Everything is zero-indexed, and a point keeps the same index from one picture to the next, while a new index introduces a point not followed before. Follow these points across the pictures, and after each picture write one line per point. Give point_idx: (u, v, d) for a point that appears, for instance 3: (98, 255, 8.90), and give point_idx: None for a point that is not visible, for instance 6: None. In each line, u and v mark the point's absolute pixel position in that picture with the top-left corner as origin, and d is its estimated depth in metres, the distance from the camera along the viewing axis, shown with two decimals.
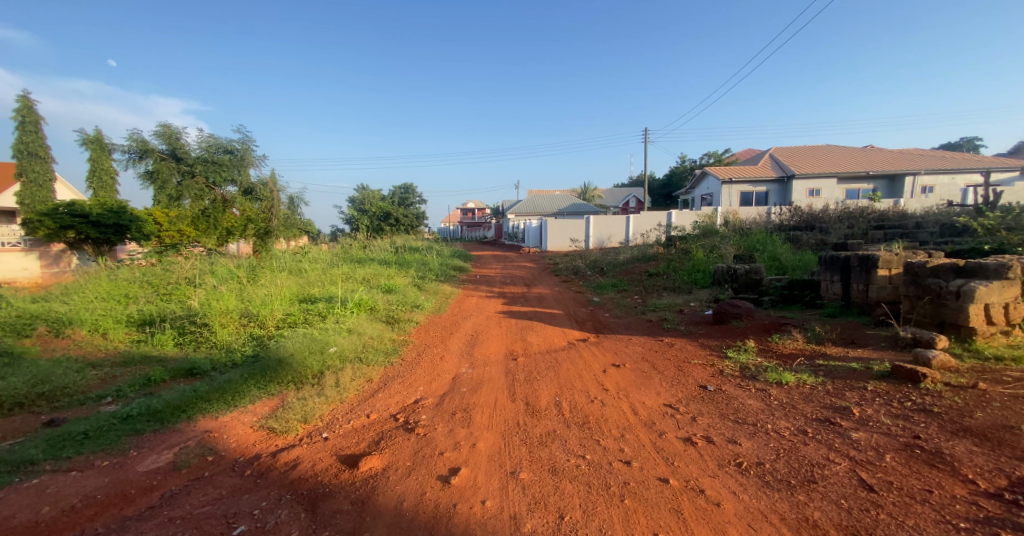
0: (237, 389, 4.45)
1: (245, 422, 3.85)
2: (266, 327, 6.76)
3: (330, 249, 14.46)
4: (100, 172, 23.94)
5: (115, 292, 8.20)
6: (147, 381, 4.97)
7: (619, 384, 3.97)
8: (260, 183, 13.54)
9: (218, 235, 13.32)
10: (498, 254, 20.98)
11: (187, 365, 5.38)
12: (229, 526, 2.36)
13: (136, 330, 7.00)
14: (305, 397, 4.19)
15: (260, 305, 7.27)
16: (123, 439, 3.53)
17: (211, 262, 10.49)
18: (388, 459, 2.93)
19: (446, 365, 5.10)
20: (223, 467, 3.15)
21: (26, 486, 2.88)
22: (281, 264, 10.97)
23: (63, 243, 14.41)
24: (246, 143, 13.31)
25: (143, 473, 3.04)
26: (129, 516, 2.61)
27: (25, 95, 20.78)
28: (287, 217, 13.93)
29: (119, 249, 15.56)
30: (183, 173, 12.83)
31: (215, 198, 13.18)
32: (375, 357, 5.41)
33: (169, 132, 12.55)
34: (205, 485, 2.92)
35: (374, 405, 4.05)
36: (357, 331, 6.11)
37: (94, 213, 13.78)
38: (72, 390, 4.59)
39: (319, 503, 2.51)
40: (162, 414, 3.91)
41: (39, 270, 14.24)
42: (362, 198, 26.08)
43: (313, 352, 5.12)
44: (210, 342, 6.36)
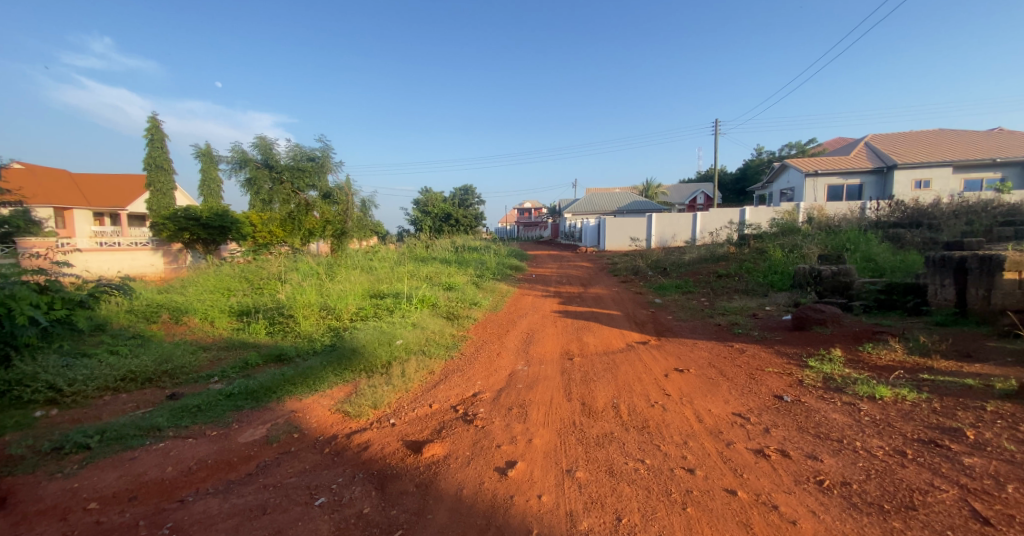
0: (317, 374, 4.91)
1: (324, 405, 4.24)
2: (342, 319, 7.36)
3: (396, 248, 15.38)
4: (209, 180, 27.45)
5: (219, 286, 9.40)
6: (246, 364, 5.65)
7: (683, 389, 3.81)
8: (337, 188, 14.80)
9: (302, 236, 14.70)
10: (556, 254, 20.93)
11: (276, 351, 6.04)
12: (312, 498, 2.62)
13: (236, 318, 7.97)
14: (375, 385, 4.51)
15: (336, 299, 7.94)
16: (227, 413, 4.05)
17: (296, 260, 11.60)
18: (448, 448, 3.07)
19: (503, 362, 5.21)
20: (306, 444, 3.50)
21: (155, 447, 3.42)
22: (354, 262, 11.86)
23: (180, 243, 16.71)
24: (326, 150, 14.60)
25: (243, 444, 3.48)
26: (231, 480, 2.99)
27: (155, 117, 24.49)
28: (359, 219, 15.32)
29: (222, 248, 17.75)
30: (274, 179, 14.23)
31: (300, 202, 14.45)
32: (437, 351, 5.68)
33: (264, 143, 14.06)
34: (292, 458, 3.28)
35: (436, 396, 4.25)
36: (421, 325, 6.46)
37: (204, 217, 15.85)
38: (187, 369, 5.34)
39: (388, 483, 2.71)
40: (257, 394, 4.43)
41: (162, 266, 16.63)
42: (425, 199, 27.27)
43: (382, 344, 5.52)
44: (296, 331, 7.07)
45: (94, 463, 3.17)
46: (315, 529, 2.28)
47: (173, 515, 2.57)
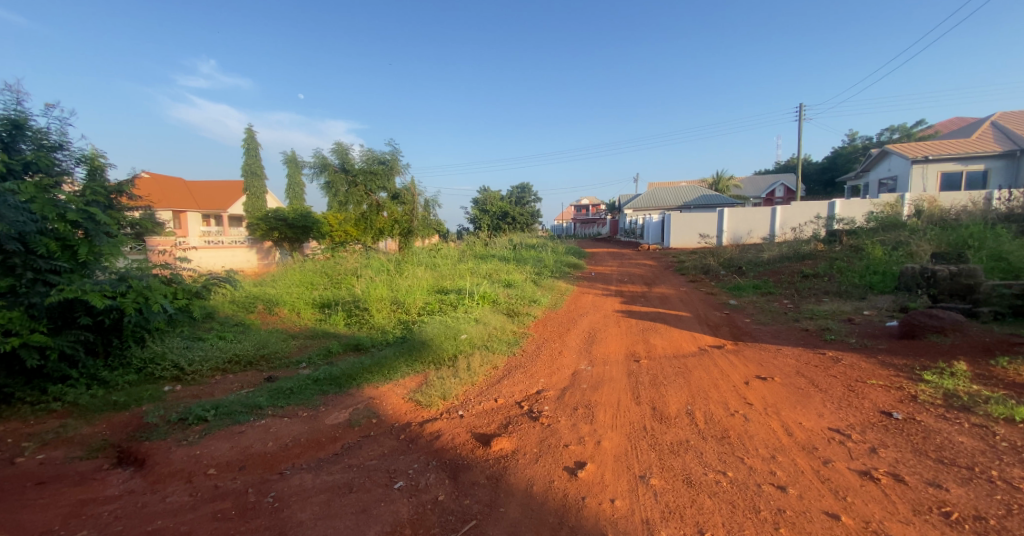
0: (392, 364, 5.21)
1: (398, 393, 4.49)
2: (411, 313, 7.76)
3: (458, 245, 15.91)
4: (294, 184, 30.22)
5: (303, 280, 10.32)
6: (329, 351, 6.16)
7: (767, 399, 3.52)
8: (405, 189, 15.63)
9: (374, 235, 15.71)
10: (618, 252, 20.34)
11: (354, 341, 6.52)
12: (392, 481, 2.79)
13: (319, 310, 8.72)
14: (444, 376, 4.69)
15: (405, 294, 8.39)
16: (315, 397, 4.44)
17: (368, 256, 12.42)
18: (516, 443, 3.11)
19: (566, 360, 5.16)
20: (383, 429, 3.74)
21: (258, 423, 3.85)
22: (420, 259, 12.43)
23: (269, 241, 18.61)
24: (395, 154, 15.43)
25: (330, 425, 3.79)
26: (320, 459, 3.28)
27: (250, 129, 27.41)
28: (425, 218, 16.32)
29: (304, 246, 19.48)
30: (350, 183, 15.21)
31: (371, 203, 15.45)
32: (500, 346, 5.78)
33: (342, 148, 15.12)
34: (372, 442, 3.51)
35: (502, 391, 4.32)
36: (484, 321, 6.61)
37: (290, 217, 17.72)
38: (280, 355, 5.94)
39: (460, 473, 2.81)
40: (339, 380, 4.81)
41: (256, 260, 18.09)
42: (483, 198, 27.74)
43: (449, 338, 5.75)
44: (370, 323, 7.58)
45: (210, 434, 3.64)
46: (395, 511, 2.42)
47: (275, 486, 2.86)
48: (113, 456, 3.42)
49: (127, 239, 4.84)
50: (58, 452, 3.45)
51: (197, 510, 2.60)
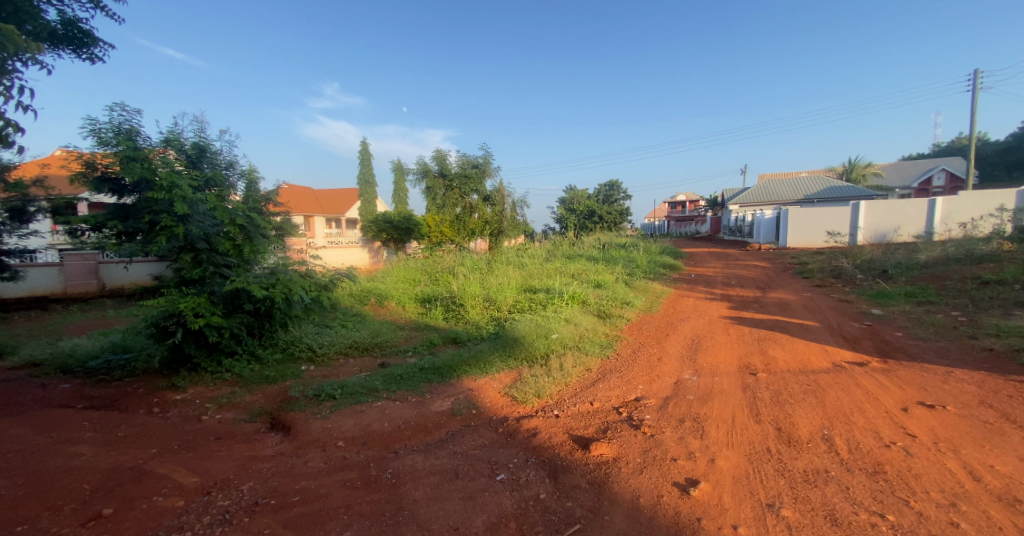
0: (488, 358, 5.39)
1: (495, 388, 4.62)
2: (502, 310, 7.98)
3: (545, 244, 16.01)
4: (398, 189, 33.03)
5: (407, 276, 11.25)
6: (431, 343, 6.59)
7: (933, 432, 2.89)
8: (495, 192, 16.33)
9: (467, 235, 16.50)
10: (721, 252, 18.61)
11: (452, 335, 6.90)
12: (494, 473, 2.87)
13: (420, 304, 9.42)
14: (537, 375, 4.71)
15: (497, 292, 8.67)
16: (421, 384, 4.77)
17: (463, 255, 13.09)
18: (618, 450, 2.99)
19: (667, 368, 4.85)
20: (483, 421, 3.88)
21: (375, 404, 4.25)
22: (509, 258, 12.72)
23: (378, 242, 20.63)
24: (487, 157, 16.06)
25: (435, 412, 4.04)
26: (428, 443, 3.52)
27: (365, 142, 30.74)
28: (513, 218, 16.86)
29: (407, 245, 21.19)
30: (448, 187, 16.20)
31: (465, 205, 16.32)
32: (592, 348, 5.63)
33: (441, 155, 16.13)
34: (473, 432, 3.66)
35: (597, 394, 4.21)
36: (574, 321, 6.53)
37: (395, 220, 19.42)
38: (390, 343, 6.52)
39: (560, 474, 2.78)
40: (442, 370, 5.11)
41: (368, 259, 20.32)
42: (571, 197, 27.46)
43: (540, 337, 5.80)
44: (465, 318, 7.95)
45: (338, 410, 4.12)
46: (499, 503, 2.49)
47: (392, 463, 3.14)
48: (267, 421, 4.07)
49: (276, 240, 5.62)
50: (229, 413, 4.21)
51: (331, 476, 2.96)
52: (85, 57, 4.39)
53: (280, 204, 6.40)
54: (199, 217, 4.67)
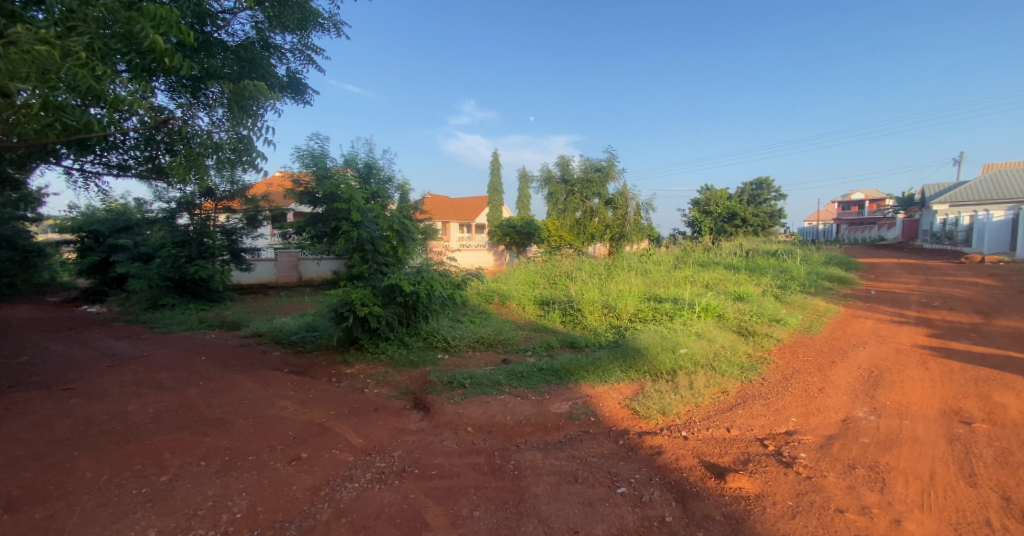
0: (607, 367, 5.28)
1: (615, 398, 4.51)
2: (623, 318, 7.75)
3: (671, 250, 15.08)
4: (521, 195, 34.40)
5: (527, 279, 11.68)
6: (549, 345, 6.69)
7: None
8: (618, 195, 15.92)
9: (586, 239, 16.58)
10: (909, 264, 15.05)
11: (570, 339, 6.92)
12: (614, 484, 2.80)
13: (538, 306, 9.69)
14: (662, 390, 4.47)
15: (616, 299, 8.46)
16: (541, 384, 4.90)
17: (582, 260, 13.10)
18: (762, 487, 2.66)
19: (831, 402, 4.14)
20: (603, 430, 3.82)
21: (499, 398, 4.50)
22: (631, 264, 12.29)
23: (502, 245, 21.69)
24: (610, 159, 15.74)
25: (556, 414, 4.10)
26: (548, 442, 3.60)
27: (494, 154, 32.98)
28: (637, 223, 16.27)
29: (528, 249, 21.91)
30: (569, 192, 16.38)
31: (585, 210, 16.33)
32: (730, 369, 5.10)
33: (564, 160, 16.33)
34: (593, 439, 3.64)
35: (735, 421, 3.81)
36: (707, 337, 6.02)
37: (518, 224, 20.27)
38: (511, 341, 6.83)
39: (690, 500, 2.59)
40: (561, 373, 5.16)
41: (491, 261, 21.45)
42: (704, 197, 24.64)
43: (666, 350, 5.48)
44: (583, 323, 7.91)
45: (468, 398, 4.47)
46: (621, 516, 2.42)
47: (515, 456, 3.29)
48: (411, 400, 4.62)
49: (421, 242, 6.32)
50: (383, 389, 4.90)
51: (463, 458, 3.22)
52: (301, 101, 5.55)
53: (425, 211, 7.23)
54: (368, 223, 5.61)
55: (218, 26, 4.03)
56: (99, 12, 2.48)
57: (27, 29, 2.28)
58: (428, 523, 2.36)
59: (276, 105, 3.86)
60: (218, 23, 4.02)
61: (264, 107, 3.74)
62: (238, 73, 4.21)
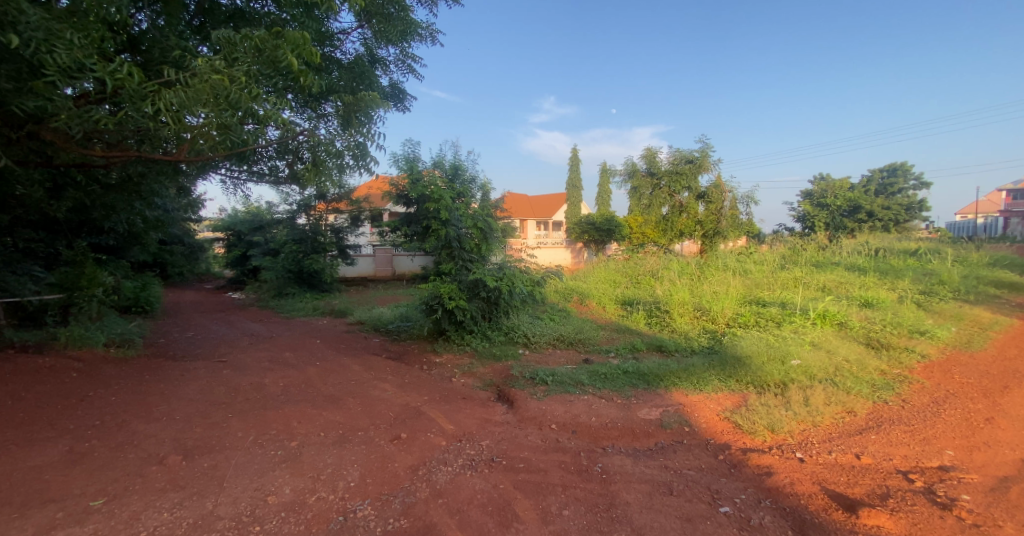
0: (702, 374, 4.91)
1: (713, 408, 4.16)
2: (718, 323, 7.15)
3: (775, 248, 13.55)
4: (603, 191, 33.54)
5: (609, 277, 11.33)
6: (635, 348, 6.40)
7: None
8: (712, 187, 14.71)
9: (674, 235, 15.65)
10: None
11: (657, 342, 6.54)
12: (716, 502, 2.58)
13: (621, 305, 9.35)
14: (768, 404, 4.02)
15: (711, 302, 7.84)
16: (627, 387, 4.72)
17: (669, 258, 12.35)
18: (907, 528, 2.25)
19: (1005, 436, 3.36)
20: (698, 442, 3.55)
21: (583, 398, 4.42)
22: (725, 263, 11.30)
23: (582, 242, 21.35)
24: (704, 150, 14.59)
25: (645, 420, 3.91)
26: (638, 448, 3.44)
27: (575, 149, 32.51)
28: (733, 217, 14.86)
29: (609, 247, 21.29)
30: (655, 186, 15.53)
31: (674, 204, 15.37)
32: (855, 386, 4.41)
33: (650, 152, 15.49)
34: (688, 450, 3.39)
35: (867, 447, 3.28)
36: (825, 348, 5.28)
37: (599, 221, 19.77)
38: (593, 341, 6.67)
39: (810, 531, 2.28)
40: (649, 377, 4.91)
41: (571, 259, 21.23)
42: (818, 188, 21.57)
43: (773, 361, 4.91)
44: (671, 326, 7.45)
45: (551, 395, 4.45)
46: None
47: (603, 459, 3.19)
48: (495, 392, 4.74)
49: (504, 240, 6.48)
50: (469, 379, 5.10)
51: (549, 455, 3.22)
52: (401, 109, 5.97)
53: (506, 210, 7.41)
54: (454, 221, 5.94)
55: (335, 46, 4.52)
56: (253, 42, 2.90)
57: (206, 63, 2.73)
58: (518, 515, 2.38)
59: (383, 115, 4.17)
60: (335, 43, 4.52)
61: (374, 119, 4.06)
62: (349, 86, 4.65)
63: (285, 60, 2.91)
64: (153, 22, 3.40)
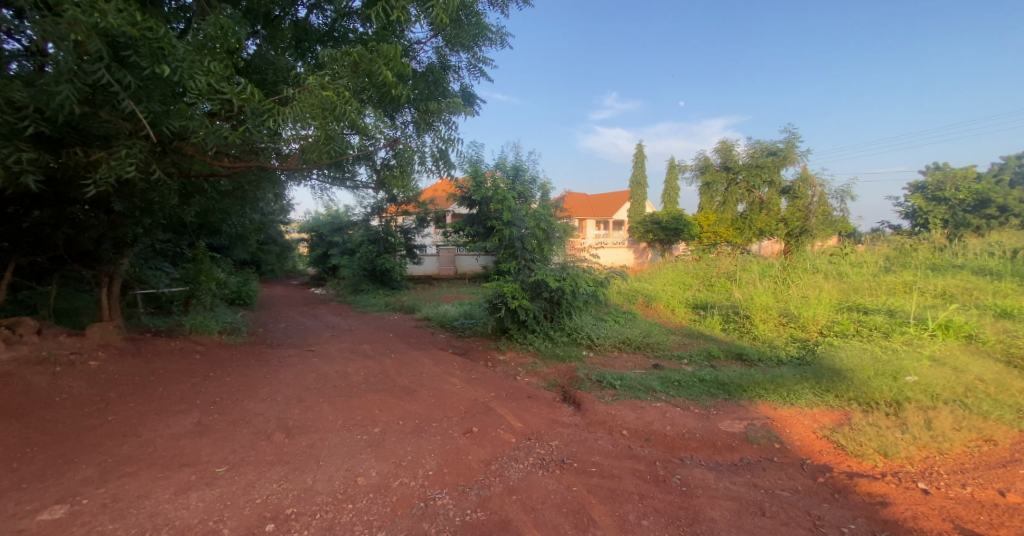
0: (794, 388, 4.44)
1: (807, 425, 3.75)
2: (809, 331, 6.46)
3: (876, 248, 11.97)
4: (670, 188, 31.83)
5: (679, 279, 10.71)
6: (711, 354, 5.98)
7: None
8: (799, 181, 13.38)
9: (753, 235, 14.56)
10: None
11: (737, 350, 6.04)
12: (818, 529, 2.31)
13: (692, 309, 8.80)
14: (878, 425, 3.52)
15: (801, 308, 7.10)
16: (703, 396, 4.42)
17: (746, 259, 11.39)
18: None
19: None
20: (791, 461, 3.20)
21: (655, 404, 4.20)
22: (815, 265, 10.18)
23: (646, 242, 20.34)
24: (791, 140, 13.29)
25: (726, 432, 3.63)
26: (720, 462, 3.20)
27: (639, 145, 31.16)
28: (825, 214, 13.35)
29: (677, 248, 20.17)
30: (731, 181, 14.59)
31: (754, 201, 14.21)
32: (992, 410, 3.73)
33: (726, 145, 14.41)
34: (779, 469, 3.09)
35: (1015, 483, 2.75)
36: (948, 364, 4.53)
37: (665, 220, 18.79)
38: (663, 346, 6.33)
39: None
40: (729, 387, 4.56)
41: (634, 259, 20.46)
42: (932, 179, 18.70)
43: (882, 376, 4.31)
44: (752, 333, 6.85)
45: (620, 399, 4.30)
46: None
47: (682, 470, 3.01)
48: (561, 393, 4.68)
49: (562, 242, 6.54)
50: (534, 379, 5.09)
51: (622, 461, 3.10)
52: (471, 113, 6.12)
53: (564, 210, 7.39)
54: (517, 221, 6.06)
55: (412, 56, 4.74)
56: (353, 58, 3.16)
57: (316, 79, 3.01)
58: (595, 520, 2.32)
59: (457, 119, 4.30)
60: (412, 54, 4.73)
61: (450, 123, 4.22)
62: (425, 93, 4.86)
63: (379, 72, 3.14)
64: (263, 46, 3.79)
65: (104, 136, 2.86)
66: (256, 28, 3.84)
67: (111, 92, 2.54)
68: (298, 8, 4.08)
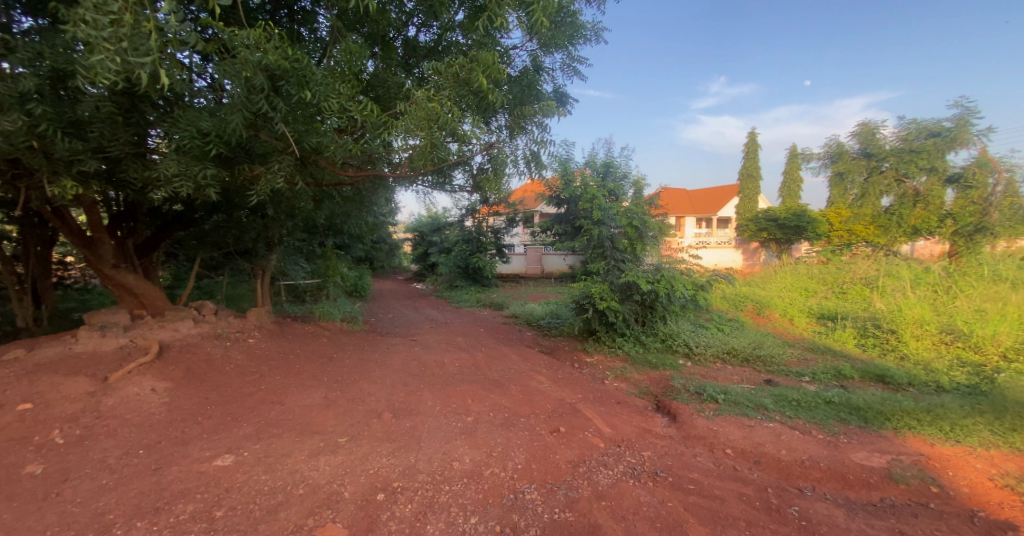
0: (961, 424, 3.62)
1: (977, 469, 3.04)
2: (984, 354, 5.21)
3: None
4: (790, 180, 28.12)
5: (798, 285, 9.42)
6: (839, 373, 5.17)
7: None
8: (973, 167, 10.84)
9: (903, 234, 12.15)
10: None
11: (876, 370, 5.11)
12: None
13: (815, 319, 7.68)
14: None
15: (973, 325, 5.76)
16: (829, 420, 3.85)
17: (892, 262, 9.57)
18: None
19: None
20: (954, 511, 2.62)
21: (768, 425, 3.76)
22: (994, 271, 8.16)
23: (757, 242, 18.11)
24: (962, 118, 10.86)
25: (860, 465, 3.10)
26: (850, 499, 2.75)
27: (751, 134, 28.07)
28: (1014, 207, 10.56)
29: (795, 248, 17.75)
30: (873, 170, 12.29)
31: (905, 192, 11.85)
32: None
33: (866, 129, 12.27)
34: (934, 517, 2.55)
35: None
36: None
37: (782, 217, 16.65)
38: (777, 360, 5.62)
39: None
40: (867, 414, 3.90)
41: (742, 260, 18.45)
42: None
43: None
44: (900, 352, 5.74)
45: (723, 415, 3.94)
46: None
47: (799, 501, 2.66)
48: (654, 402, 4.44)
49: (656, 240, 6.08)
50: (624, 384, 4.91)
51: (725, 482, 2.84)
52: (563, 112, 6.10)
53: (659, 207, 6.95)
54: (608, 221, 5.86)
55: (507, 62, 4.90)
56: (455, 70, 3.39)
57: (423, 92, 3.28)
58: None
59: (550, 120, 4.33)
60: (507, 60, 4.89)
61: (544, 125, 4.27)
62: (520, 96, 4.98)
63: (478, 80, 3.31)
64: (379, 66, 4.23)
65: (262, 154, 3.43)
66: (374, 50, 4.30)
67: (268, 117, 3.05)
68: (408, 28, 4.48)
